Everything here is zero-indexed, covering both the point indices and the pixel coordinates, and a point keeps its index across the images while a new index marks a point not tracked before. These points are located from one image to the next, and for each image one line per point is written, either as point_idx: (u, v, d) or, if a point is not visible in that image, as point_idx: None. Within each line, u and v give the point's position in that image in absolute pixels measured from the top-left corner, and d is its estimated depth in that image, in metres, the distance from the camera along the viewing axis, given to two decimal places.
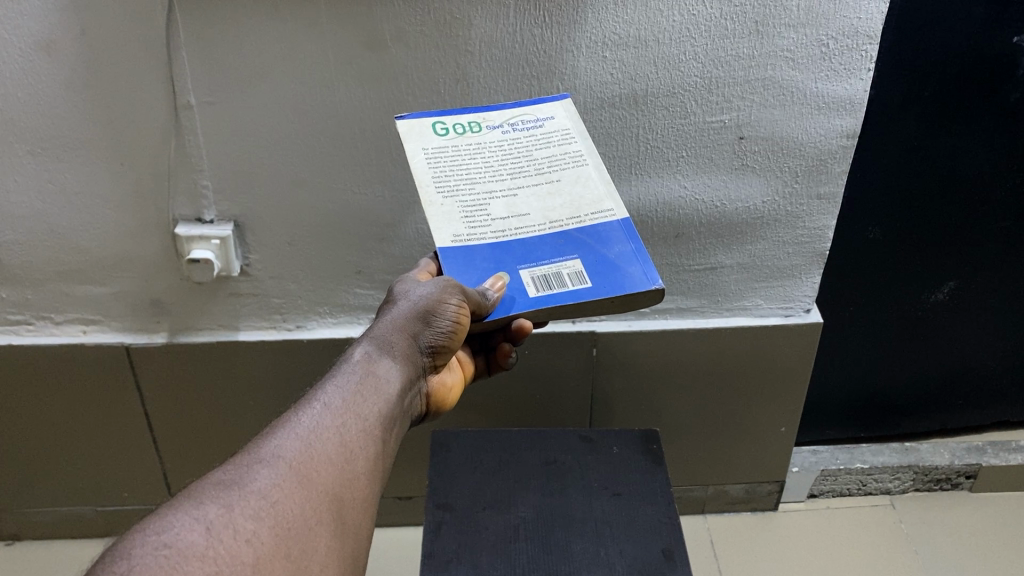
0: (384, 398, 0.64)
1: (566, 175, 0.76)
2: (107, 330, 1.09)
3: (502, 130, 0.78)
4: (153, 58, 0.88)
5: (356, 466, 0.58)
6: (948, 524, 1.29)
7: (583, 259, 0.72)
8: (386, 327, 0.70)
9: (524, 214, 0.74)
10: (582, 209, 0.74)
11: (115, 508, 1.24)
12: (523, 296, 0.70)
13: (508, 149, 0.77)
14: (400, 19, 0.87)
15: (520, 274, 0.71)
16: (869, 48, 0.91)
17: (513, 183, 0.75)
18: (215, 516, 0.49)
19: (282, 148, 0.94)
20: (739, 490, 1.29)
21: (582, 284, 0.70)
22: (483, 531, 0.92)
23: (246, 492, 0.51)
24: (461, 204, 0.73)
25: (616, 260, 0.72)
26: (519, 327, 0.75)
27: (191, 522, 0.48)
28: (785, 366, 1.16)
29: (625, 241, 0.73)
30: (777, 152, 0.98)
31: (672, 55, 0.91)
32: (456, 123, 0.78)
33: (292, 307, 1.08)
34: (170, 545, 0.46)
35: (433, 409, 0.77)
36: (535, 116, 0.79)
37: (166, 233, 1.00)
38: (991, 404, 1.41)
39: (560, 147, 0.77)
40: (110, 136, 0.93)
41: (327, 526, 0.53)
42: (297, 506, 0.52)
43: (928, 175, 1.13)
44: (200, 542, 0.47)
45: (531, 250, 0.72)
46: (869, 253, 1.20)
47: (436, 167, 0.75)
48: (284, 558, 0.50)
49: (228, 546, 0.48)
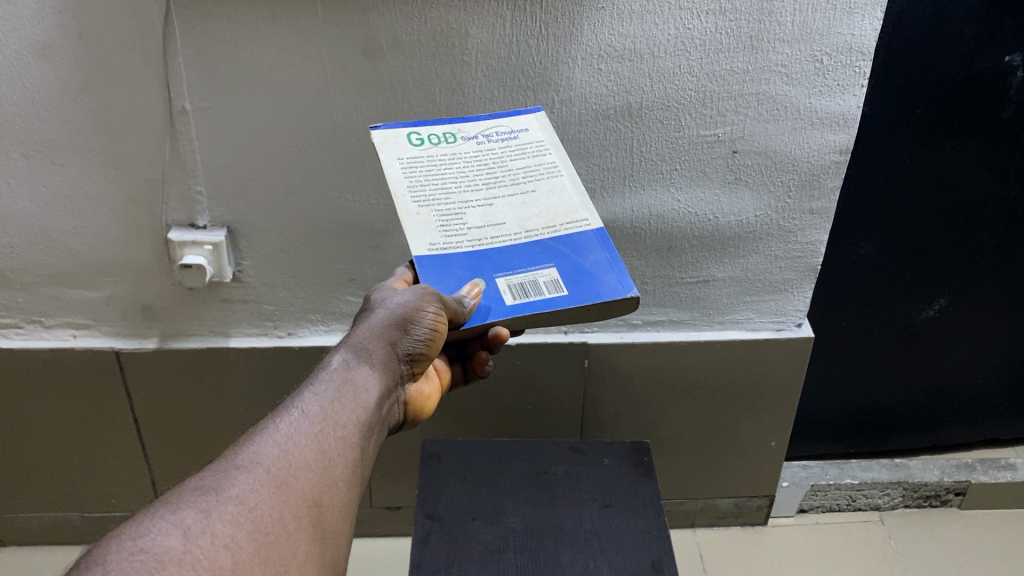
0: (363, 406, 0.64)
1: (541, 185, 0.76)
2: (98, 334, 1.08)
3: (477, 141, 0.78)
4: (150, 63, 0.88)
5: (334, 472, 0.58)
6: (937, 540, 1.30)
7: (559, 267, 0.72)
8: (364, 334, 0.70)
9: (499, 224, 0.74)
10: (556, 219, 0.75)
11: (101, 515, 1.23)
12: (499, 305, 0.70)
13: (482, 159, 0.77)
14: (397, 28, 0.87)
15: (497, 282, 0.71)
16: (863, 64, 0.92)
17: (487, 193, 0.75)
18: (192, 521, 0.49)
19: (277, 154, 0.94)
20: (729, 504, 1.29)
21: (558, 292, 0.70)
22: (472, 541, 0.91)
23: (225, 497, 0.51)
24: (436, 213, 0.74)
25: (591, 268, 0.72)
26: (495, 335, 0.77)
27: (168, 527, 0.47)
28: (776, 380, 1.16)
29: (600, 249, 0.73)
30: (771, 166, 0.99)
31: (667, 68, 0.91)
32: (431, 134, 0.78)
33: (284, 314, 1.08)
34: (147, 550, 0.46)
35: (411, 418, 0.77)
36: (509, 127, 0.80)
37: (159, 237, 1.00)
38: (981, 422, 1.42)
39: (534, 158, 0.78)
40: (105, 140, 0.92)
41: (305, 532, 0.53)
42: (277, 513, 0.52)
43: (920, 192, 1.14)
44: (177, 547, 0.47)
45: (507, 259, 0.73)
46: (860, 269, 1.20)
47: (411, 177, 0.75)
48: (262, 564, 0.50)
49: (205, 551, 0.47)
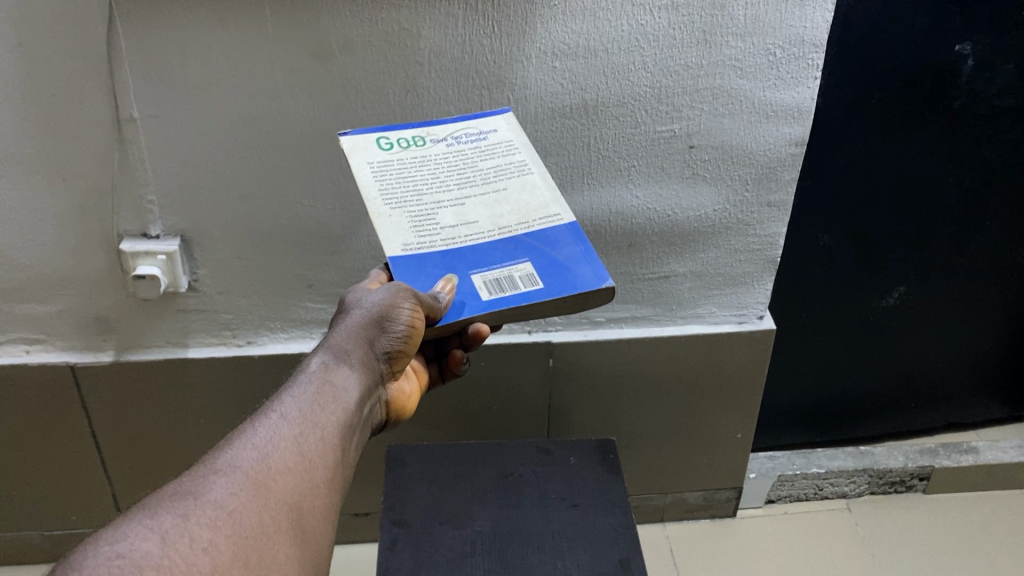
0: (343, 408, 0.63)
1: (512, 184, 0.75)
2: (52, 349, 1.06)
3: (447, 144, 0.78)
4: (94, 70, 0.86)
5: (315, 474, 0.57)
6: (903, 525, 1.31)
7: (534, 262, 0.71)
8: (341, 335, 0.69)
9: (473, 222, 0.73)
10: (529, 215, 0.74)
11: (62, 533, 1.20)
12: (474, 300, 0.69)
13: (452, 161, 0.77)
14: (347, 29, 0.86)
15: (472, 278, 0.70)
16: (815, 57, 0.93)
17: (460, 193, 0.74)
18: (170, 525, 0.47)
19: (230, 161, 0.93)
20: (697, 497, 1.30)
21: (534, 285, 0.70)
22: (439, 546, 0.91)
23: (203, 502, 0.50)
24: (409, 215, 0.73)
25: (566, 261, 0.72)
26: (477, 331, 0.75)
27: (145, 532, 0.46)
28: (740, 373, 1.16)
29: (573, 243, 0.73)
30: (728, 160, 0.99)
31: (622, 65, 0.91)
32: (400, 138, 0.78)
33: (243, 322, 1.06)
34: (123, 555, 0.44)
35: (394, 417, 0.76)
36: (478, 129, 0.80)
37: (110, 248, 0.98)
38: (943, 407, 1.44)
39: (505, 158, 0.77)
40: (50, 150, 0.90)
41: (285, 536, 0.52)
42: (258, 517, 0.51)
43: (876, 182, 1.15)
44: (154, 552, 0.45)
45: (482, 256, 0.71)
46: (819, 259, 1.21)
47: (382, 180, 0.74)
48: (242, 569, 0.48)
49: (183, 555, 0.46)
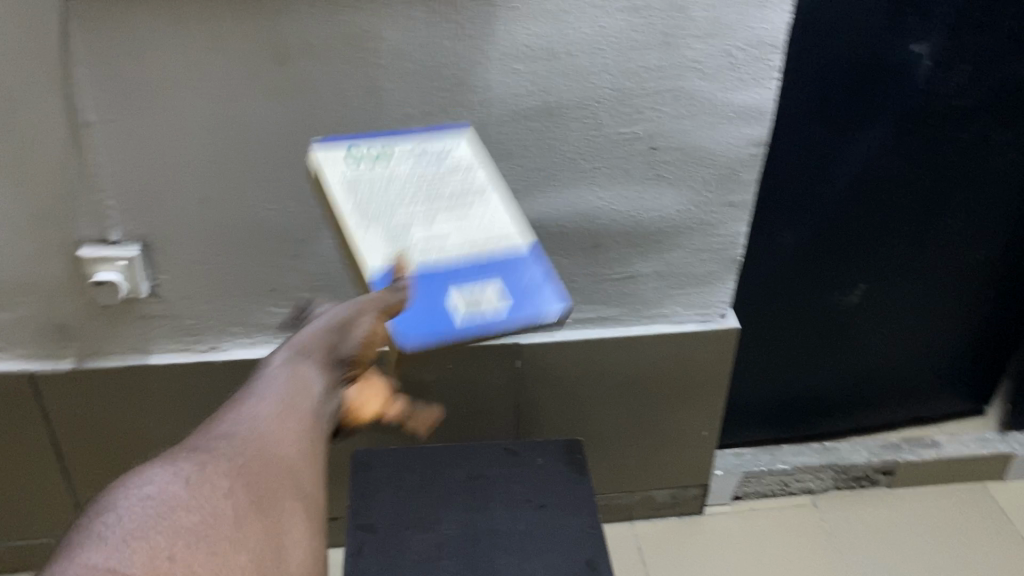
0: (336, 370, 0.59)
1: (477, 204, 0.76)
2: (10, 356, 1.04)
3: (412, 160, 0.78)
4: (50, 73, 0.84)
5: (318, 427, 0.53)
6: (868, 519, 1.33)
7: (502, 285, 0.71)
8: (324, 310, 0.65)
9: (444, 238, 0.73)
10: (495, 236, 0.74)
11: (24, 543, 1.19)
12: (448, 318, 0.68)
13: (420, 178, 0.77)
14: (307, 32, 0.85)
15: (445, 296, 0.69)
16: (774, 58, 0.94)
17: (430, 209, 0.74)
18: (190, 470, 0.44)
19: (190, 165, 0.92)
20: (665, 495, 1.30)
21: (501, 305, 0.70)
22: (405, 551, 0.91)
23: (216, 450, 0.46)
24: (385, 229, 0.71)
25: (533, 285, 0.72)
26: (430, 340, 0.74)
27: (166, 480, 0.43)
28: (705, 371, 1.17)
29: (538, 268, 0.73)
30: (689, 162, 1.00)
31: (583, 67, 0.91)
32: (367, 153, 0.78)
33: (206, 328, 1.05)
34: (148, 501, 0.41)
35: None
36: (437, 147, 0.81)
37: (69, 254, 0.96)
38: (906, 402, 1.46)
39: (467, 177, 0.78)
40: (5, 155, 0.89)
41: (303, 480, 0.48)
42: (273, 456, 0.47)
43: (837, 181, 1.17)
44: (179, 495, 0.42)
45: (455, 275, 0.71)
46: (782, 258, 1.22)
47: (354, 193, 0.73)
48: (263, 507, 0.44)
49: (208, 496, 0.42)
